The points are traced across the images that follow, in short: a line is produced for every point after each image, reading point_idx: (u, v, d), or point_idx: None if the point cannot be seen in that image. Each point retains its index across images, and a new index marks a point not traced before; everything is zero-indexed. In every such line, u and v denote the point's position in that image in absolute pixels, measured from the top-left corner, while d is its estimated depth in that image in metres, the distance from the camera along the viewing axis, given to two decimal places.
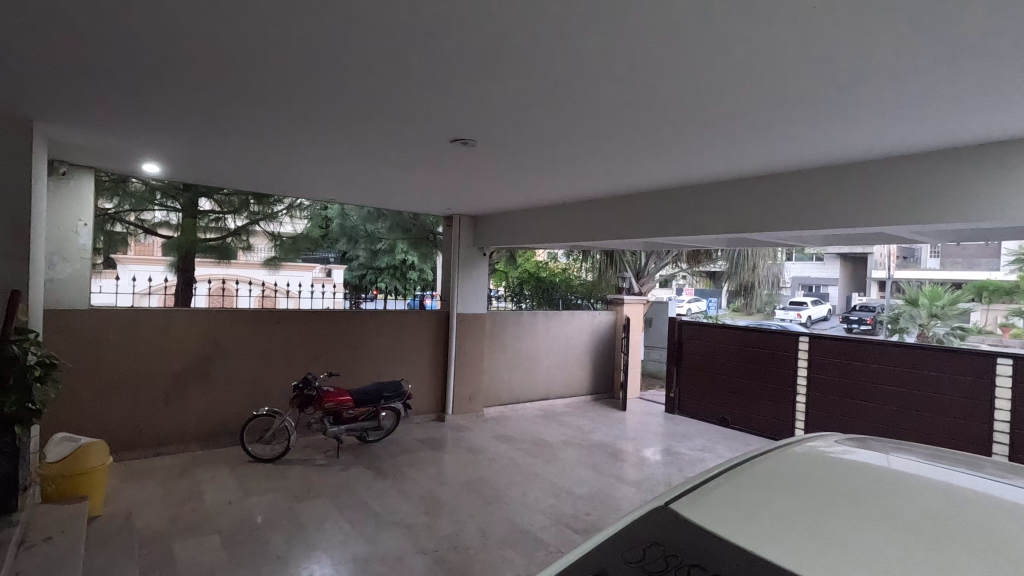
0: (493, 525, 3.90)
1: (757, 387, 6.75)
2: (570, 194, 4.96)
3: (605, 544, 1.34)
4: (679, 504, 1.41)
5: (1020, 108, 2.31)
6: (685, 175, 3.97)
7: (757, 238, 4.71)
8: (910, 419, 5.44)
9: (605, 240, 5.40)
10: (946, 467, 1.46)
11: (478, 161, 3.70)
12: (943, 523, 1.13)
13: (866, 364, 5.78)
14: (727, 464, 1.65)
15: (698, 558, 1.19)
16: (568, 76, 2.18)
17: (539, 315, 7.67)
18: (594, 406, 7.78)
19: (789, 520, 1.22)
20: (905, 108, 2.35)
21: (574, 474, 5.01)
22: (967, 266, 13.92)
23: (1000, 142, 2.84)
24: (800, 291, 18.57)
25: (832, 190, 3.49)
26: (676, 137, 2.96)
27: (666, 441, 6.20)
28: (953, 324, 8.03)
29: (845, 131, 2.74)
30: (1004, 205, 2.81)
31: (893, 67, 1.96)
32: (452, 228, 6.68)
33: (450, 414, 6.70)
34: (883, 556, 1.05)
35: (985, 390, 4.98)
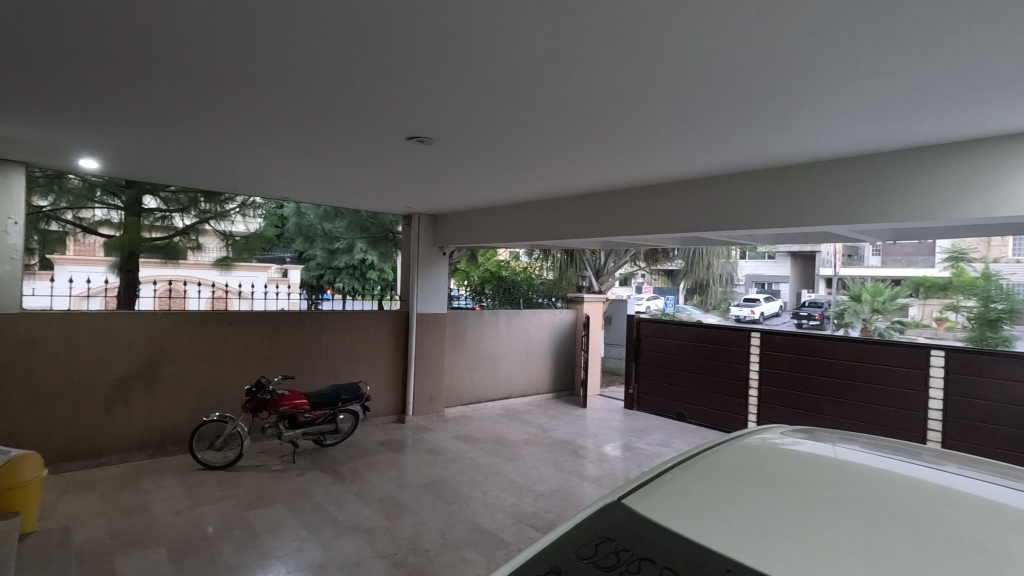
0: (453, 527, 3.88)
1: (711, 381, 6.96)
2: (530, 193, 4.98)
3: (559, 541, 1.34)
4: (632, 500, 1.43)
5: (948, 113, 2.45)
6: (642, 176, 4.05)
7: (710, 237, 4.85)
8: (853, 409, 5.71)
9: (565, 240, 5.44)
10: (887, 456, 1.54)
11: (435, 160, 3.67)
12: (883, 511, 1.18)
13: (814, 359, 6.02)
14: (680, 457, 1.68)
15: (649, 551, 1.19)
16: (524, 76, 2.19)
17: (500, 315, 7.68)
18: (556, 404, 7.86)
19: (738, 511, 1.26)
20: (844, 111, 2.46)
21: (535, 472, 5.04)
22: (906, 263, 14.72)
23: (931, 146, 3.00)
24: (754, 288, 19.21)
25: (779, 190, 3.62)
26: (632, 138, 3.02)
27: (625, 437, 6.31)
28: (893, 318, 8.49)
29: (790, 134, 2.84)
30: (934, 206, 2.97)
31: (832, 72, 2.04)
32: (412, 227, 6.60)
33: (411, 414, 6.63)
34: (828, 546, 1.08)
35: (920, 380, 5.26)
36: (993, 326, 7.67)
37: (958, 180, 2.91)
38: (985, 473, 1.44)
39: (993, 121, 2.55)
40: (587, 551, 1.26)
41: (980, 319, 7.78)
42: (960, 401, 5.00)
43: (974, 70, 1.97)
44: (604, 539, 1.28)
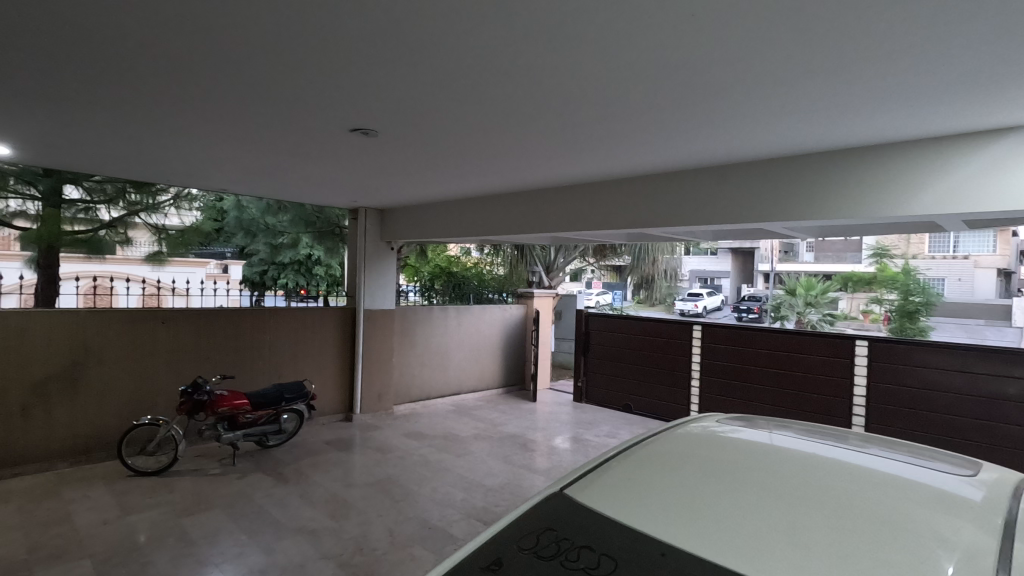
0: (401, 524, 3.84)
1: (655, 373, 7.18)
2: (478, 188, 4.96)
3: (500, 533, 1.35)
4: (573, 489, 1.45)
5: (870, 116, 2.61)
6: (589, 172, 4.11)
7: (653, 233, 4.98)
8: (788, 396, 6.02)
9: (512, 236, 5.46)
10: (815, 441, 1.63)
11: (381, 154, 3.60)
12: (805, 491, 1.25)
13: (752, 350, 6.30)
14: (622, 447, 1.72)
15: (588, 539, 1.21)
16: (467, 71, 2.19)
17: (450, 311, 7.63)
18: (506, 399, 7.90)
19: (673, 497, 1.30)
20: (776, 112, 2.57)
21: (485, 467, 5.05)
22: (836, 259, 15.63)
23: (857, 149, 3.18)
24: (698, 283, 19.87)
25: (718, 188, 3.75)
26: (578, 134, 3.06)
27: (574, 429, 6.42)
28: (824, 311, 9.00)
29: (729, 133, 2.95)
30: (859, 204, 3.16)
31: (763, 75, 2.15)
32: (359, 221, 6.47)
33: (358, 413, 6.50)
34: (754, 527, 1.14)
35: (846, 368, 5.60)
36: (912, 318, 8.30)
37: (878, 179, 3.11)
38: (902, 454, 1.56)
39: (910, 125, 2.73)
40: (529, 541, 1.27)
41: (900, 311, 8.41)
42: (881, 387, 5.36)
43: (890, 75, 2.11)
44: (546, 529, 1.30)
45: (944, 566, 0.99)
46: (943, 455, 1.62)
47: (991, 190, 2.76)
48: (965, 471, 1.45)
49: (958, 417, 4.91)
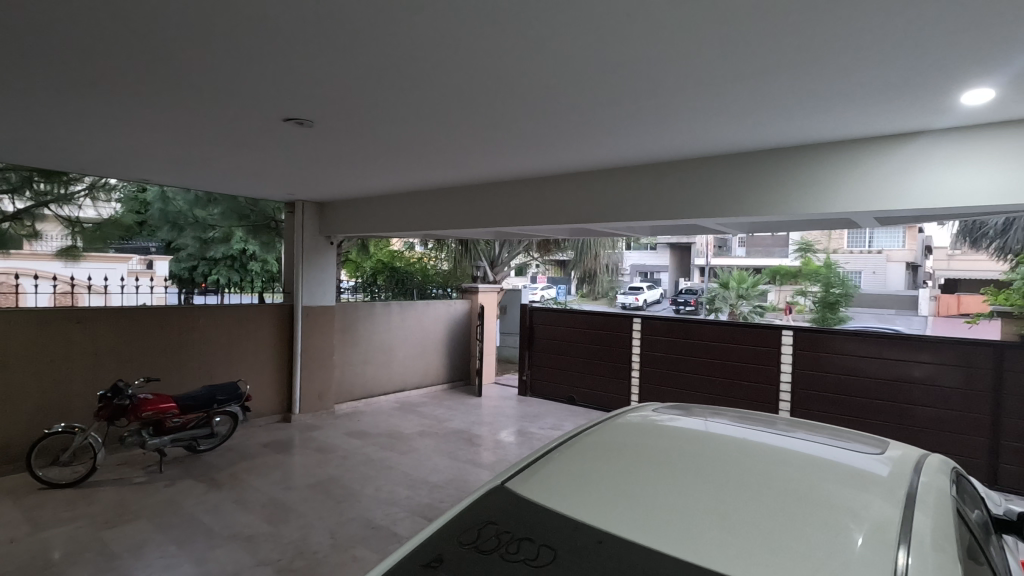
0: (344, 525, 3.76)
1: (598, 365, 7.35)
2: (420, 182, 4.88)
3: (441, 530, 1.34)
4: (514, 482, 1.46)
5: (792, 118, 2.76)
6: (531, 168, 4.14)
7: (595, 228, 5.08)
8: (721, 384, 6.31)
9: (455, 230, 5.43)
10: (745, 427, 1.71)
11: (318, 145, 3.48)
12: (733, 475, 1.31)
13: (688, 341, 6.56)
14: (562, 438, 1.74)
15: (528, 532, 1.23)
16: (406, 63, 2.15)
17: (393, 307, 7.50)
18: (451, 395, 7.86)
19: (611, 486, 1.33)
20: (708, 112, 2.68)
21: (430, 464, 5.01)
22: (766, 253, 16.50)
23: (783, 150, 3.36)
24: (638, 277, 20.46)
25: (656, 185, 3.87)
26: (520, 130, 3.07)
27: (519, 423, 6.48)
28: (755, 303, 9.49)
29: (664, 132, 3.04)
30: (786, 202, 3.34)
31: (696, 76, 2.22)
32: (296, 215, 6.23)
33: (297, 413, 6.29)
34: (685, 512, 1.19)
35: (774, 357, 5.93)
36: (833, 308, 8.89)
37: (803, 179, 3.29)
38: (821, 436, 1.67)
39: (829, 127, 2.91)
40: (470, 536, 1.27)
41: (823, 303, 8.95)
42: (805, 374, 5.71)
43: (810, 80, 2.24)
44: (487, 523, 1.30)
45: (854, 539, 1.07)
46: (856, 435, 1.74)
47: (901, 190, 2.97)
48: (874, 449, 1.57)
49: (873, 399, 5.30)
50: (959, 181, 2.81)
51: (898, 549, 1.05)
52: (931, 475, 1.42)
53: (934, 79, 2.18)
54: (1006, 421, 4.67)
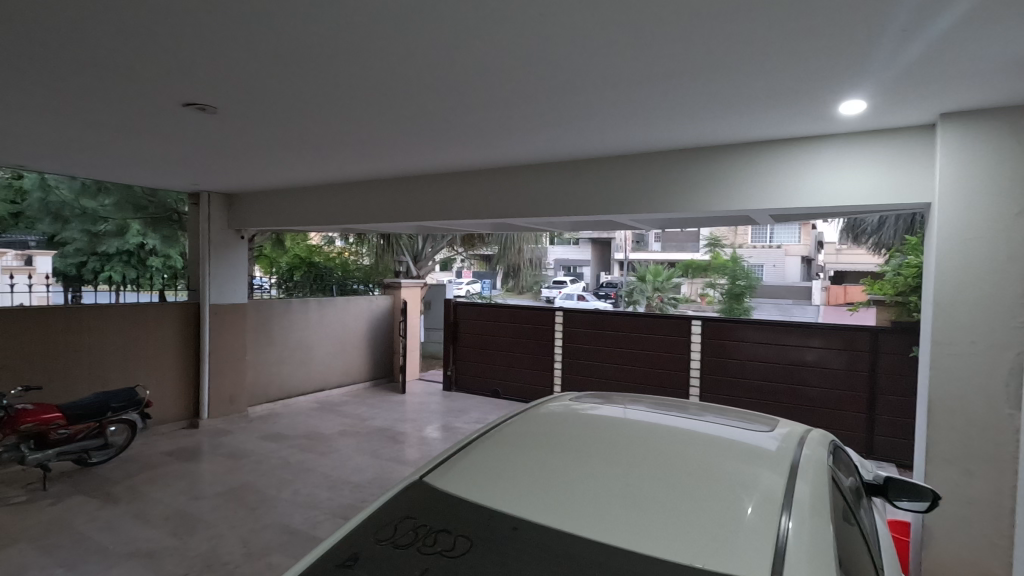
0: (258, 533, 3.58)
1: (521, 357, 7.47)
2: (339, 175, 4.72)
3: (357, 528, 1.32)
4: (433, 476, 1.46)
5: (697, 121, 2.93)
6: (453, 162, 4.12)
7: (517, 223, 5.15)
8: (638, 373, 6.61)
9: (377, 225, 5.30)
10: (657, 412, 1.81)
11: (224, 133, 3.28)
12: (641, 457, 1.39)
13: (607, 332, 6.82)
14: (482, 429, 1.76)
15: (445, 523, 1.24)
16: (316, 51, 2.07)
17: (311, 304, 7.21)
18: (374, 393, 7.70)
19: (527, 475, 1.37)
20: (621, 112, 2.79)
21: (351, 464, 4.88)
22: (679, 248, 17.45)
23: (690, 150, 3.56)
24: (562, 272, 20.99)
25: (575, 182, 3.99)
26: (440, 123, 3.04)
27: (444, 418, 6.46)
28: (669, 295, 10.04)
29: (582, 130, 3.13)
30: (693, 200, 3.54)
31: (607, 76, 2.31)
32: (201, 207, 5.83)
33: (205, 418, 5.91)
34: (596, 495, 1.25)
35: (685, 346, 6.29)
36: (738, 299, 9.53)
37: (707, 178, 3.50)
38: (721, 418, 1.80)
39: (730, 131, 3.12)
40: (387, 532, 1.26)
41: (730, 294, 9.56)
42: (713, 361, 6.11)
43: (711, 85, 2.40)
44: (404, 518, 1.30)
45: (744, 508, 1.17)
46: (753, 416, 1.90)
47: (792, 190, 3.24)
48: (766, 427, 1.72)
49: (772, 381, 5.77)
50: (841, 183, 3.11)
51: (781, 516, 1.16)
52: (812, 448, 1.58)
53: (815, 89, 2.41)
54: (881, 398, 5.23)
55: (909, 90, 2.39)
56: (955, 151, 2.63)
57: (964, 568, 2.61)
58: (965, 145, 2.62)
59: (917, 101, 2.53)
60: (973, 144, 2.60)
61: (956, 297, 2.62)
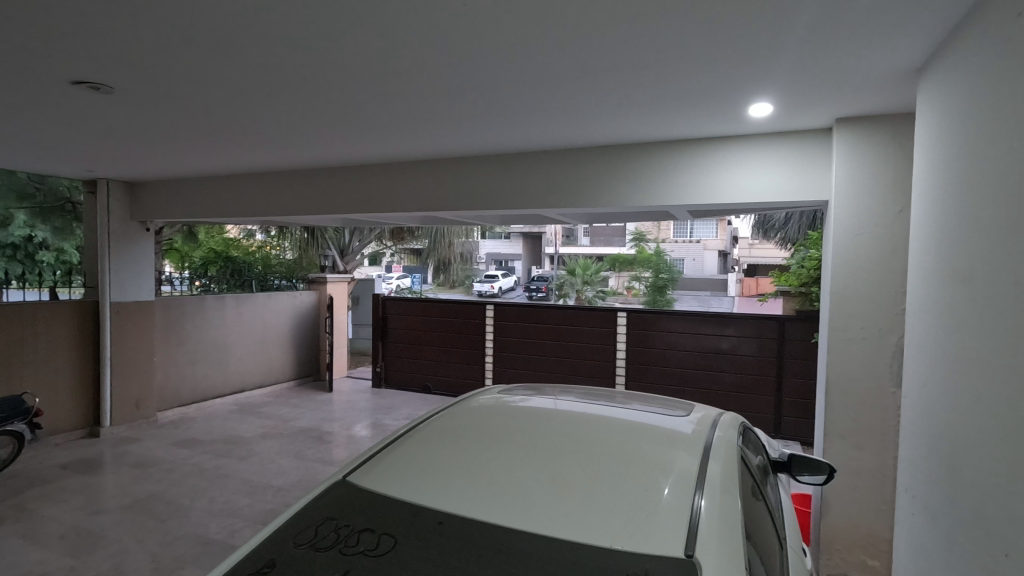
0: (168, 546, 3.35)
1: (452, 352, 7.43)
2: (256, 164, 4.48)
3: (274, 533, 1.26)
4: (356, 475, 1.42)
5: (620, 118, 3.02)
6: (379, 153, 4.01)
7: (446, 216, 5.10)
8: (567, 365, 6.76)
9: (300, 217, 5.09)
10: (582, 401, 1.86)
11: (123, 117, 3.02)
12: (565, 446, 1.42)
13: (537, 325, 6.91)
14: (410, 424, 1.73)
15: (369, 523, 1.20)
16: (224, 31, 1.95)
17: (228, 300, 6.80)
18: (298, 392, 7.39)
19: (453, 469, 1.36)
20: (547, 106, 2.82)
21: (273, 467, 4.67)
22: (607, 242, 18.01)
23: (614, 147, 3.66)
24: (493, 265, 21.09)
25: (504, 176, 4.00)
26: (363, 112, 2.95)
27: (373, 416, 6.31)
28: (598, 288, 10.32)
29: (509, 123, 3.14)
30: (616, 195, 3.65)
31: (531, 70, 2.33)
32: (98, 196, 5.32)
33: (107, 426, 5.43)
34: (522, 486, 1.26)
35: (611, 337, 6.50)
36: (661, 292, 9.94)
37: (630, 173, 3.62)
38: (643, 404, 1.87)
39: (651, 129, 3.24)
40: (307, 535, 1.21)
41: (653, 287, 9.96)
42: (638, 350, 6.35)
43: (631, 84, 2.48)
44: (325, 520, 1.25)
45: (662, 490, 1.23)
46: (671, 401, 1.99)
47: (709, 186, 3.40)
48: (683, 412, 1.81)
49: (691, 368, 6.07)
50: (751, 181, 3.30)
51: (694, 494, 1.23)
52: (724, 430, 1.68)
53: (727, 91, 2.55)
54: (787, 381, 5.65)
55: (808, 95, 2.58)
56: (849, 153, 2.88)
57: (855, 533, 2.88)
58: (857, 148, 2.87)
59: (816, 106, 2.74)
60: (864, 147, 2.86)
61: (849, 286, 2.86)
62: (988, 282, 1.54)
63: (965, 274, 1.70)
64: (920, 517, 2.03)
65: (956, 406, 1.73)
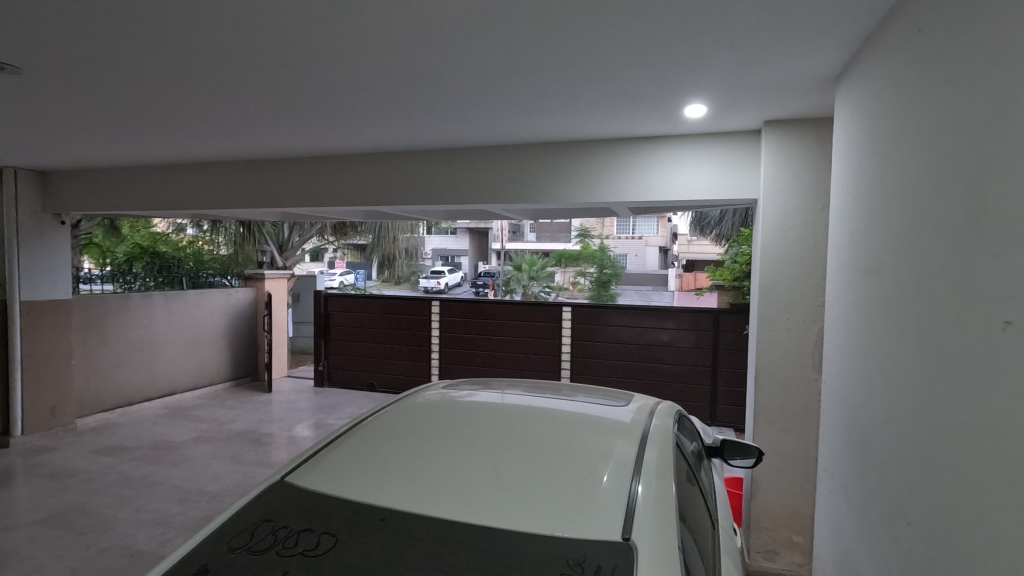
0: (91, 560, 3.15)
1: (397, 349, 7.33)
2: (186, 154, 4.25)
3: (208, 538, 1.21)
4: (296, 475, 1.39)
5: (563, 115, 3.07)
6: (319, 145, 3.89)
7: (390, 211, 5.02)
8: (514, 359, 6.81)
9: (235, 211, 4.87)
10: (525, 395, 1.88)
11: (33, 100, 2.78)
12: (509, 439, 1.44)
13: (483, 320, 6.93)
14: (352, 422, 1.70)
15: (309, 523, 1.18)
16: (146, 11, 1.83)
17: (155, 298, 6.43)
18: (235, 394, 7.09)
19: (396, 466, 1.35)
20: (491, 101, 2.82)
21: (208, 472, 4.46)
22: (552, 238, 18.26)
23: (558, 144, 3.71)
24: (439, 261, 20.92)
25: (449, 172, 3.98)
26: (302, 102, 2.85)
27: (315, 416, 6.13)
28: (544, 284, 10.44)
29: (454, 117, 3.13)
30: (561, 191, 3.71)
31: (474, 64, 2.32)
32: (4, 186, 4.89)
33: (18, 435, 5.01)
34: (466, 480, 1.26)
35: (556, 331, 6.60)
36: (605, 287, 10.12)
37: (573, 171, 3.68)
38: (585, 396, 1.92)
39: (593, 127, 3.31)
40: (241, 539, 1.17)
41: (598, 282, 10.16)
42: (582, 344, 6.48)
43: (574, 81, 2.52)
44: (262, 522, 1.22)
45: (602, 477, 1.27)
46: (612, 392, 2.05)
47: (648, 184, 3.51)
48: (623, 402, 1.87)
49: (633, 361, 6.27)
50: (688, 180, 3.43)
51: (633, 481, 1.28)
52: (661, 418, 1.75)
53: (664, 91, 2.64)
54: (722, 371, 5.92)
55: (740, 97, 2.71)
56: (776, 154, 3.05)
57: (782, 512, 3.07)
58: (782, 150, 3.04)
59: (746, 108, 2.87)
60: (789, 149, 3.03)
61: (777, 280, 3.04)
62: (895, 274, 1.68)
63: (875, 267, 1.84)
64: (838, 494, 2.19)
65: (867, 390, 1.88)
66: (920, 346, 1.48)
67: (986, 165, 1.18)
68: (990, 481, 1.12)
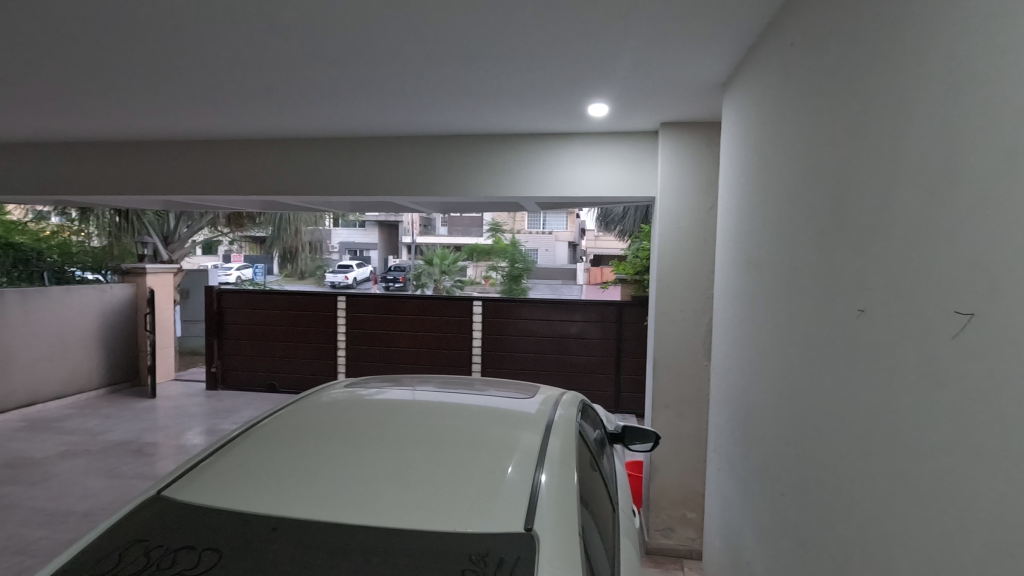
0: None
1: (300, 347, 6.96)
2: (50, 130, 3.79)
3: (66, 565, 1.07)
4: (176, 488, 1.27)
5: (470, 108, 3.06)
6: (209, 126, 3.61)
7: (291, 202, 4.76)
8: (424, 354, 6.71)
9: (112, 197, 4.41)
10: (432, 391, 1.85)
11: None
12: (413, 436, 1.40)
13: (393, 316, 6.77)
14: (245, 427, 1.58)
15: (190, 540, 1.08)
16: None
17: (9, 296, 5.67)
18: (113, 400, 6.41)
19: (290, 472, 1.27)
20: (396, 87, 2.74)
21: (78, 489, 4.00)
22: (464, 233, 18.22)
23: (466, 136, 3.69)
24: (347, 255, 20.20)
25: (354, 162, 3.83)
26: (185, 74, 2.61)
27: (208, 421, 5.69)
28: (455, 277, 10.49)
29: (357, 103, 3.01)
30: (469, 184, 3.70)
31: (375, 46, 2.23)
32: None
33: None
34: (365, 482, 1.21)
35: (467, 325, 6.59)
36: (517, 280, 10.20)
37: (482, 164, 3.68)
38: (494, 390, 1.92)
39: (501, 121, 3.31)
40: (107, 564, 1.05)
41: (510, 276, 10.20)
42: (493, 338, 6.52)
43: (481, 73, 2.51)
44: (134, 542, 1.10)
45: (506, 469, 1.28)
46: (519, 383, 2.07)
47: (554, 179, 3.58)
48: (529, 394, 1.89)
49: (543, 353, 6.40)
50: (591, 177, 3.54)
51: (537, 471, 1.30)
52: (565, 408, 1.79)
53: (568, 88, 2.70)
54: (625, 361, 6.21)
55: (639, 100, 2.85)
56: (672, 155, 3.23)
57: (677, 491, 3.27)
58: (679, 151, 3.23)
59: (644, 110, 3.03)
60: (684, 150, 3.23)
61: (673, 274, 3.22)
62: (772, 267, 1.83)
63: (756, 263, 2.00)
64: (725, 470, 2.37)
65: (750, 375, 2.04)
66: (792, 334, 1.62)
67: (847, 169, 1.31)
68: (847, 451, 1.25)
